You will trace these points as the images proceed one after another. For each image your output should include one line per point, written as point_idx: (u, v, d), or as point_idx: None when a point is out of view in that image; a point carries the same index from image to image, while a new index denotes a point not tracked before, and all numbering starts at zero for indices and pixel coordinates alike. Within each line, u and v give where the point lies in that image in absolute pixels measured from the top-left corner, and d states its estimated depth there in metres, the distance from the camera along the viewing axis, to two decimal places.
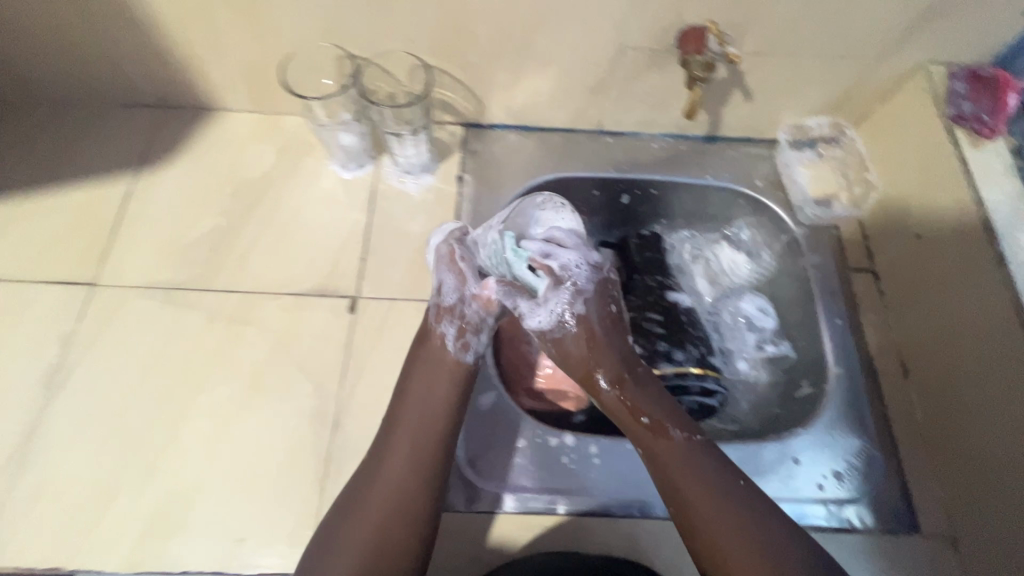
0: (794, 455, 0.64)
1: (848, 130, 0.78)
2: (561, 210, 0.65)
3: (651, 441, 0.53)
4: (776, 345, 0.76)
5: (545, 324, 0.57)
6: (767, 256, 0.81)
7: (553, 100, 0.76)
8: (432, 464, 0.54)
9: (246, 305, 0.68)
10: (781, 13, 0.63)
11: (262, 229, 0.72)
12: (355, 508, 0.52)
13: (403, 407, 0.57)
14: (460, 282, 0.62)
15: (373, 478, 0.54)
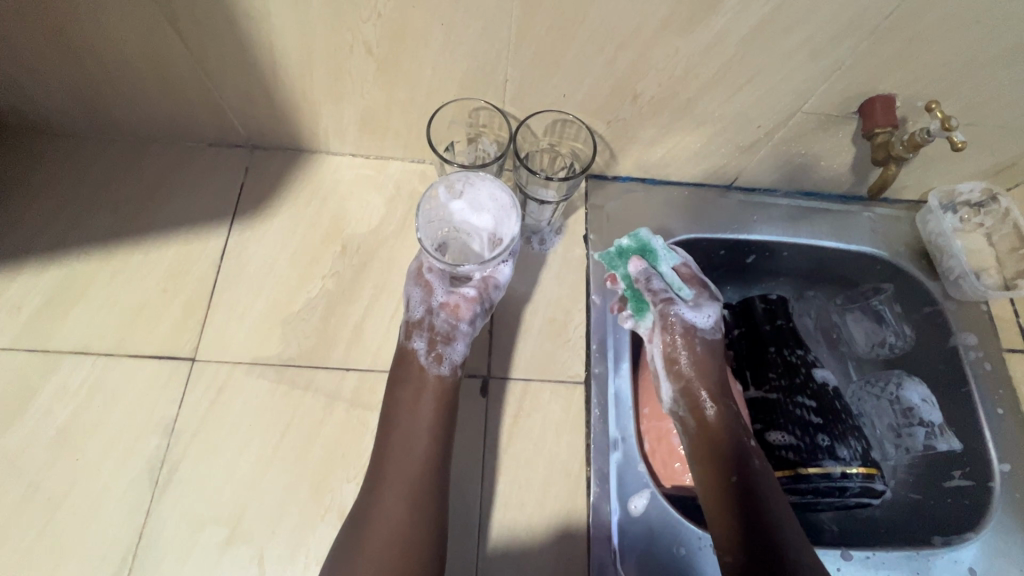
0: (967, 564, 0.59)
1: (1001, 196, 0.72)
2: (471, 177, 0.54)
3: (741, 461, 0.54)
4: (947, 441, 0.67)
5: (699, 322, 0.62)
6: (907, 328, 0.75)
7: (695, 157, 0.69)
8: (423, 489, 0.51)
9: (368, 384, 0.60)
10: (981, 87, 0.57)
11: (377, 294, 0.65)
12: (353, 548, 0.48)
13: (390, 433, 0.54)
14: (427, 290, 0.59)
15: (370, 514, 0.50)
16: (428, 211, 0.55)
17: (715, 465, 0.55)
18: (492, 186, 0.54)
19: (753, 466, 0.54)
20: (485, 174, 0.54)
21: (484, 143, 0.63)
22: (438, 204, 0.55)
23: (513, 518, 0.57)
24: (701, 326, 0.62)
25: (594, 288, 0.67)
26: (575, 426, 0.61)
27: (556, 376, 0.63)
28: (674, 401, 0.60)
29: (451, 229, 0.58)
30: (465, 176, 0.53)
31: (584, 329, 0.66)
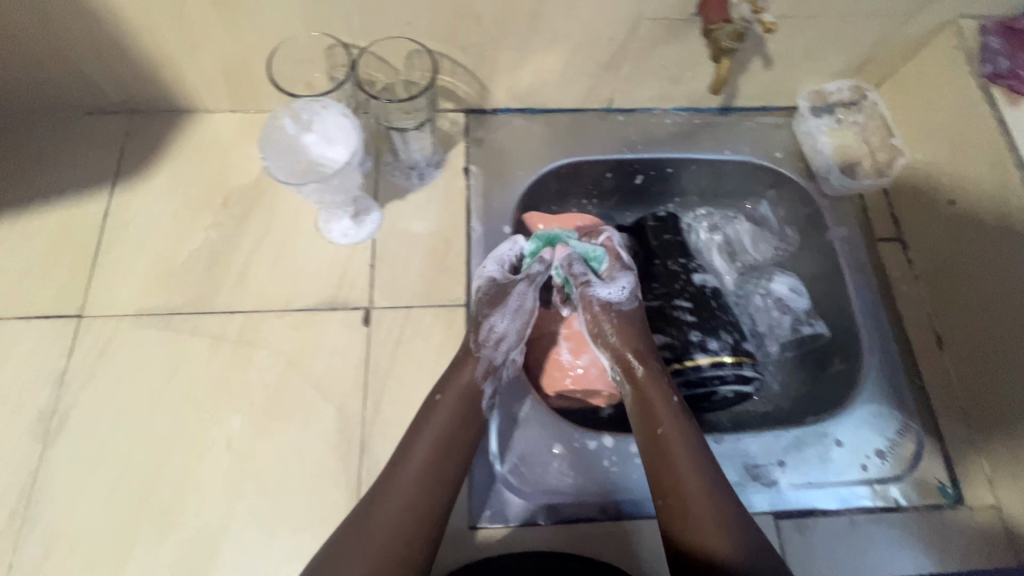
0: (834, 437, 0.63)
1: (870, 93, 0.74)
2: (312, 103, 0.56)
3: (668, 419, 0.56)
4: (811, 325, 0.72)
5: (613, 296, 0.64)
6: (790, 232, 0.79)
7: (562, 80, 0.71)
8: (428, 507, 0.51)
9: (253, 324, 0.63)
10: None
11: (259, 240, 0.67)
12: (342, 554, 0.48)
13: (413, 450, 0.54)
14: (514, 318, 0.62)
15: (367, 521, 0.50)
16: (279, 142, 0.57)
17: (649, 420, 0.57)
18: (334, 110, 0.56)
19: (682, 422, 0.56)
20: (326, 99, 0.56)
21: (333, 81, 0.63)
22: (288, 135, 0.57)
23: (394, 433, 0.59)
24: (619, 299, 0.64)
25: (473, 216, 0.70)
26: (455, 346, 0.64)
27: (438, 301, 0.66)
28: (611, 368, 0.63)
29: (304, 160, 0.57)
30: (304, 100, 0.56)
31: (464, 257, 0.68)
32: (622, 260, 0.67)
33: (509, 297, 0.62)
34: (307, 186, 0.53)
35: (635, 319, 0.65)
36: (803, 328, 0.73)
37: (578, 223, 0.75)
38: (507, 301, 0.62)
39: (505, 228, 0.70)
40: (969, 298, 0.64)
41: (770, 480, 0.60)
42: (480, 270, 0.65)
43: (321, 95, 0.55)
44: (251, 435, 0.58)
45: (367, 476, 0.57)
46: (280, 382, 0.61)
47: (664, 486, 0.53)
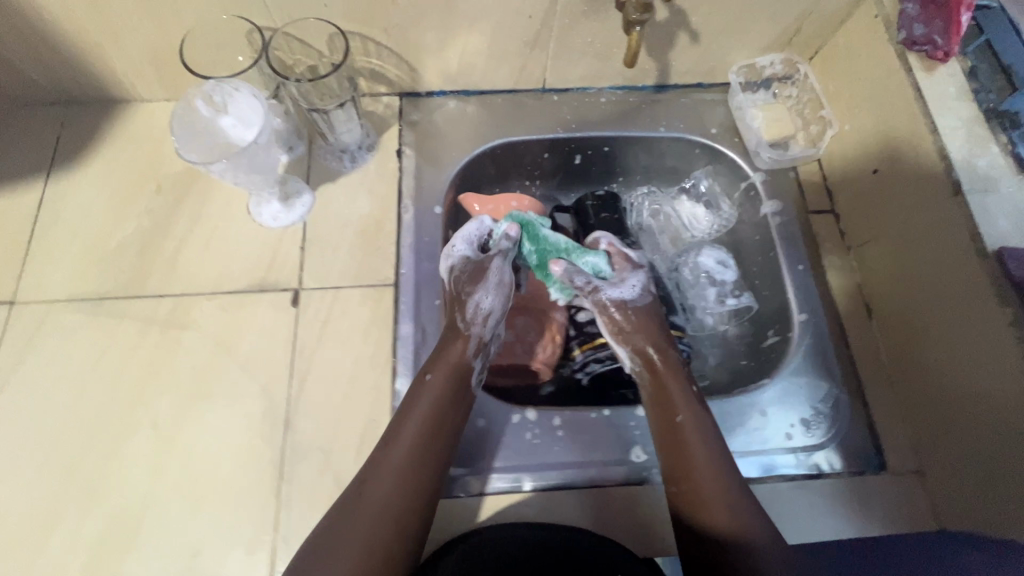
0: (759, 407, 0.63)
1: (802, 66, 0.74)
2: (219, 90, 0.56)
3: (687, 409, 0.57)
4: (737, 298, 0.73)
5: (627, 295, 0.65)
6: (723, 206, 0.79)
7: (490, 61, 0.71)
8: (418, 489, 0.51)
9: (182, 307, 0.64)
10: None
11: (191, 226, 0.68)
12: (331, 536, 0.47)
13: (399, 434, 0.54)
14: (496, 293, 0.63)
15: (357, 504, 0.49)
16: (188, 131, 0.57)
17: (665, 410, 0.57)
18: (242, 94, 0.56)
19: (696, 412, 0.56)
20: (233, 84, 0.56)
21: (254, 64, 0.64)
22: (199, 123, 0.57)
23: (318, 410, 0.60)
24: (634, 297, 0.65)
25: (406, 197, 0.71)
26: (383, 325, 0.64)
27: (367, 281, 0.66)
28: (629, 361, 0.64)
29: (215, 146, 0.57)
30: (211, 87, 0.56)
31: (394, 237, 0.69)
32: (630, 260, 0.68)
33: (488, 273, 0.63)
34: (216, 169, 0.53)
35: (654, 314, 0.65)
36: (729, 300, 0.73)
37: (512, 204, 0.76)
38: (486, 278, 0.63)
39: (436, 209, 0.70)
40: (892, 262, 0.64)
41: None
42: (450, 250, 0.65)
43: (228, 75, 0.55)
44: (177, 414, 0.59)
45: (290, 452, 0.58)
46: (208, 363, 0.61)
47: (681, 474, 0.54)
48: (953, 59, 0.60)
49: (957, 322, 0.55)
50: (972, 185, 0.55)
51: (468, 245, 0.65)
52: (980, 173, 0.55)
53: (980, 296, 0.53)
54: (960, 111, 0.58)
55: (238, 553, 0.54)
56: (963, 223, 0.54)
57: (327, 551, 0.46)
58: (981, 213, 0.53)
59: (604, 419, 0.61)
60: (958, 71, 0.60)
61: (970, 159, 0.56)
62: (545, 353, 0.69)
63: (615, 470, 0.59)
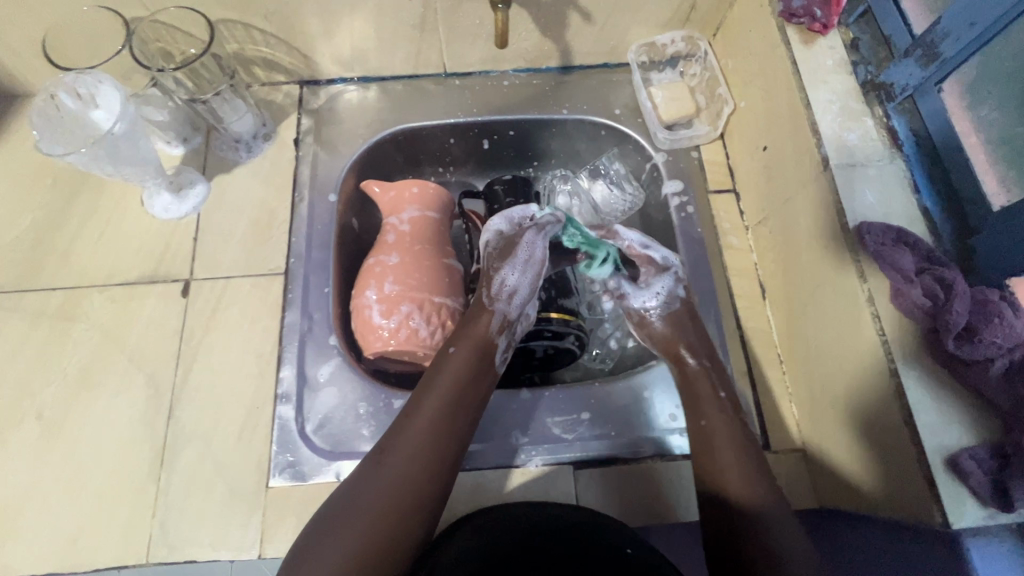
0: (644, 389, 0.63)
1: (703, 44, 0.74)
2: (81, 78, 0.56)
3: (714, 413, 0.56)
4: None
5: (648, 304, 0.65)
6: (630, 185, 0.76)
7: (383, 45, 0.71)
8: (435, 459, 0.52)
9: (72, 300, 0.64)
10: None
11: (85, 219, 0.68)
12: (345, 505, 0.50)
13: (417, 411, 0.55)
14: (524, 271, 0.64)
15: (377, 470, 0.51)
16: (57, 123, 0.57)
17: (696, 409, 0.57)
18: (104, 83, 0.56)
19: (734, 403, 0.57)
20: (94, 73, 0.56)
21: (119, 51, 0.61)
22: (66, 114, 0.57)
23: (202, 400, 0.61)
24: (656, 306, 0.64)
25: (301, 186, 0.71)
26: (271, 313, 0.65)
27: (257, 270, 0.67)
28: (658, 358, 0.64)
29: (79, 136, 0.57)
30: (72, 75, 0.55)
31: (287, 226, 0.69)
32: (656, 263, 0.65)
33: (517, 249, 0.64)
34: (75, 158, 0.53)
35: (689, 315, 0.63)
36: None
37: (413, 189, 0.72)
38: (515, 256, 0.64)
39: (331, 197, 0.70)
40: (780, 244, 0.62)
41: (573, 431, 0.61)
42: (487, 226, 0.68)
43: (86, 66, 0.55)
44: (63, 406, 0.60)
45: (172, 440, 0.59)
46: (95, 355, 0.62)
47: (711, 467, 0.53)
48: (832, 32, 0.59)
49: (827, 301, 0.55)
50: (840, 160, 0.54)
51: (505, 221, 0.67)
52: (851, 146, 0.54)
53: (844, 275, 0.52)
54: (836, 83, 0.57)
55: (115, 539, 0.55)
56: (831, 198, 0.53)
57: (341, 517, 0.49)
58: (846, 188, 0.53)
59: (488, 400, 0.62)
60: (838, 43, 0.59)
61: (842, 133, 0.55)
62: (435, 339, 0.65)
63: (495, 453, 0.60)
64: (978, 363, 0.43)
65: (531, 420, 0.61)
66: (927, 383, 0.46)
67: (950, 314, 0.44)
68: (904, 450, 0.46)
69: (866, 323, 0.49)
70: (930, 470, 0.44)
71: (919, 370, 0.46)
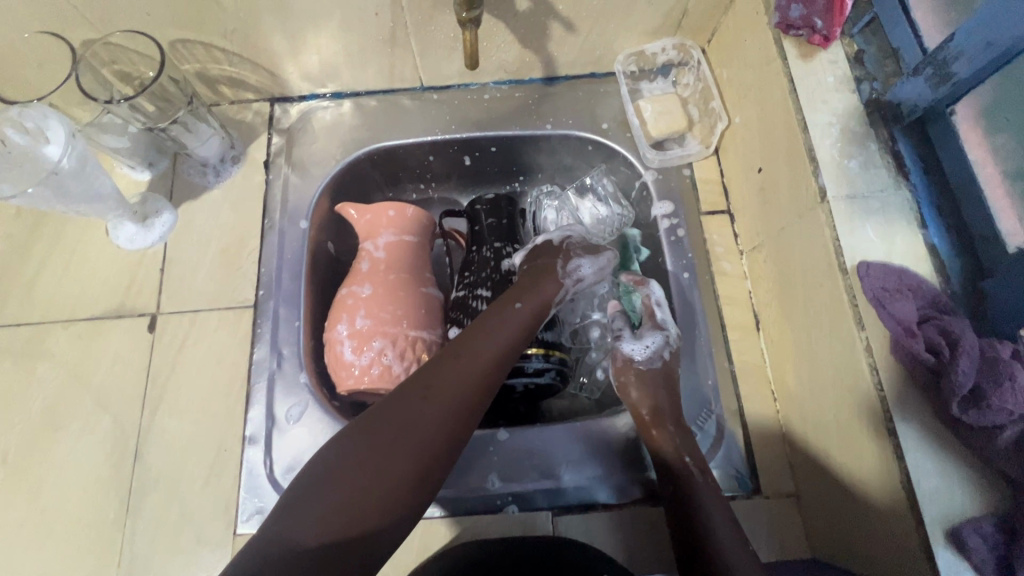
0: (629, 430, 0.59)
1: (697, 52, 0.69)
2: (29, 109, 0.53)
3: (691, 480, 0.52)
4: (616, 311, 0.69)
5: (637, 354, 0.61)
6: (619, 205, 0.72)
7: (353, 61, 0.67)
8: (480, 407, 0.50)
9: (37, 337, 0.62)
10: None
11: (49, 249, 0.66)
12: (384, 427, 0.46)
13: (471, 344, 0.52)
14: (598, 273, 0.65)
15: (429, 392, 0.48)
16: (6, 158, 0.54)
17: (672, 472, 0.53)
18: (51, 115, 0.53)
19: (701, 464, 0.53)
20: (40, 105, 0.53)
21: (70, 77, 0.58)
22: (15, 148, 0.54)
23: (168, 441, 0.59)
24: (640, 359, 0.60)
25: (271, 212, 0.68)
26: (240, 348, 0.62)
27: (225, 303, 0.64)
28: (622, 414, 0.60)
29: (26, 170, 0.53)
30: (19, 107, 0.53)
31: (257, 254, 0.66)
32: (655, 318, 0.62)
33: (604, 252, 0.65)
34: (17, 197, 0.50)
35: (671, 378, 0.59)
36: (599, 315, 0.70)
37: (389, 213, 0.69)
38: (600, 255, 0.65)
39: (302, 223, 0.67)
40: (776, 275, 0.58)
41: (551, 475, 0.57)
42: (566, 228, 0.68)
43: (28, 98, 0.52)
44: (28, 448, 0.58)
45: (138, 484, 0.57)
46: (60, 394, 0.60)
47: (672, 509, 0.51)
48: (834, 45, 0.54)
49: (823, 344, 0.50)
50: (839, 191, 0.49)
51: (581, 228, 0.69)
52: (850, 175, 0.50)
53: (841, 320, 0.47)
54: (836, 103, 0.52)
55: None
56: (828, 233, 0.49)
57: (375, 437, 0.45)
58: (845, 225, 0.48)
59: None
60: (840, 58, 0.54)
61: (842, 160, 0.50)
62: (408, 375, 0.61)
63: (470, 498, 0.57)
64: (984, 429, 0.39)
65: (509, 464, 0.58)
66: (926, 446, 0.42)
67: (956, 375, 0.40)
68: (901, 518, 0.42)
69: (863, 375, 0.45)
70: (928, 544, 0.40)
71: (918, 431, 0.42)
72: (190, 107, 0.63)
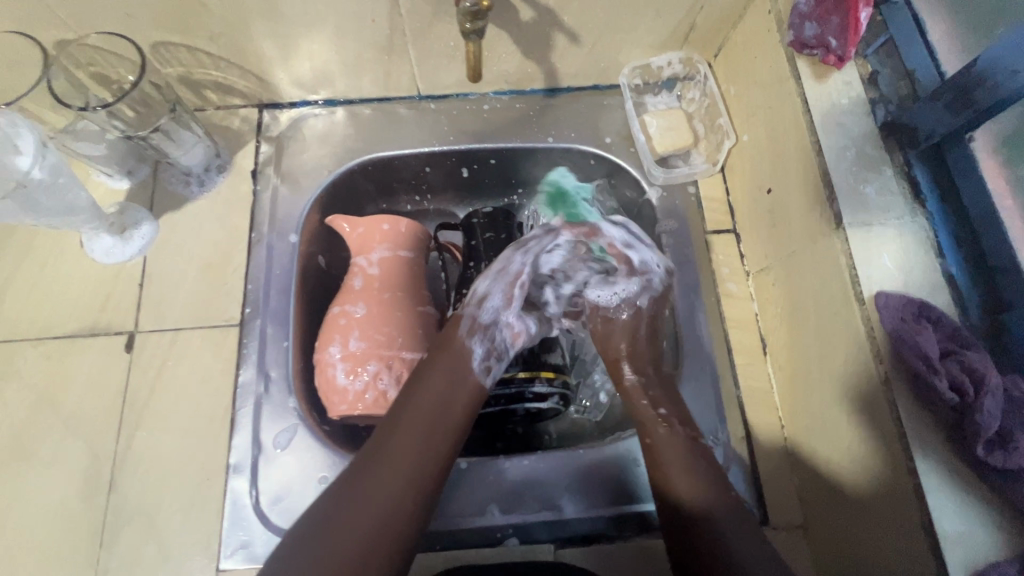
0: (634, 458, 0.57)
1: (703, 67, 0.67)
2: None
3: (659, 432, 0.52)
4: None
5: (603, 300, 0.62)
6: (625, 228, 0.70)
7: (347, 67, 0.63)
8: (420, 489, 0.47)
9: (4, 356, 0.58)
10: None
11: (18, 262, 0.61)
12: (319, 527, 0.43)
13: (401, 420, 0.50)
14: (499, 281, 0.59)
15: (360, 483, 0.45)
16: None
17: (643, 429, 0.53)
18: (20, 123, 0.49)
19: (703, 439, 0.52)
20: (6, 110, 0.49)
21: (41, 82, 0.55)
22: None
23: (146, 468, 0.55)
24: (606, 304, 0.62)
25: (259, 224, 0.64)
26: (225, 370, 0.59)
27: (210, 322, 0.60)
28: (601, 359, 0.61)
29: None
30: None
31: (244, 270, 0.63)
32: (635, 266, 0.60)
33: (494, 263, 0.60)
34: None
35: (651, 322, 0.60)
36: None
37: (384, 227, 0.66)
38: (494, 267, 0.60)
39: (291, 237, 0.64)
40: (785, 299, 0.56)
41: (552, 505, 0.55)
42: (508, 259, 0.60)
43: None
44: None
45: (113, 516, 0.53)
46: (27, 419, 0.56)
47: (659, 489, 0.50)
48: (849, 65, 0.52)
49: (834, 375, 0.49)
50: (855, 217, 0.48)
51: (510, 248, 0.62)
52: (865, 202, 0.48)
53: (856, 351, 0.46)
54: (851, 126, 0.51)
55: None
56: (843, 260, 0.47)
57: (312, 546, 0.42)
58: (861, 252, 0.47)
59: (460, 467, 0.56)
60: (855, 79, 0.52)
61: (857, 186, 0.49)
62: None
63: (470, 529, 0.55)
64: (1010, 472, 0.39)
65: (511, 494, 0.55)
66: (951, 487, 0.40)
67: (980, 416, 0.39)
68: (920, 558, 0.41)
69: (881, 411, 0.43)
70: None
71: (941, 471, 0.40)
72: (173, 114, 0.59)
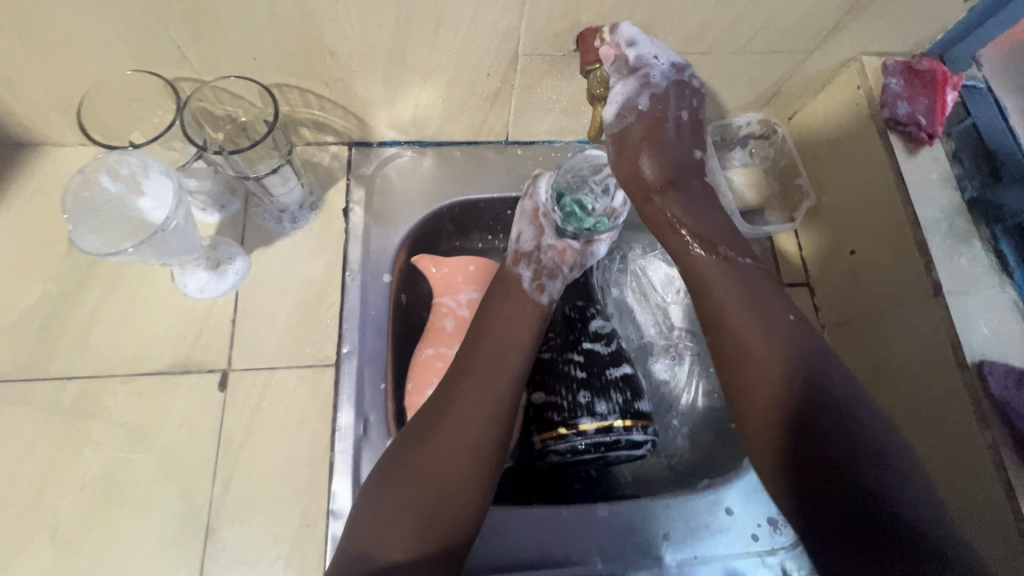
0: (726, 505, 0.59)
1: (778, 127, 0.68)
2: (144, 160, 0.51)
3: (715, 272, 0.51)
4: (680, 369, 0.73)
5: (555, 245, 0.62)
6: (683, 284, 0.75)
7: (447, 113, 0.65)
8: (500, 403, 0.52)
9: (93, 392, 0.57)
10: (687, 22, 0.52)
11: (105, 295, 0.60)
12: (415, 441, 0.50)
13: (482, 345, 0.55)
14: (522, 219, 0.63)
15: (449, 400, 0.51)
16: (118, 210, 0.53)
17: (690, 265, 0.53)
18: (157, 169, 0.51)
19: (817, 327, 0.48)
20: (145, 153, 0.51)
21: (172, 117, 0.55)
22: (120, 199, 0.52)
23: (245, 513, 0.54)
24: (541, 257, 0.61)
25: (352, 264, 0.64)
26: (321, 412, 0.58)
27: (304, 362, 0.60)
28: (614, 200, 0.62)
29: (139, 226, 0.52)
30: (136, 160, 0.51)
31: (337, 309, 0.63)
32: (543, 209, 0.62)
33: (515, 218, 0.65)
34: (116, 259, 0.46)
35: (654, 118, 0.54)
36: (677, 371, 0.73)
37: (469, 269, 0.67)
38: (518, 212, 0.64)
39: (385, 277, 0.64)
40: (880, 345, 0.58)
41: (653, 553, 0.57)
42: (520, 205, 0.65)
43: (127, 145, 0.49)
44: (82, 521, 0.53)
45: (212, 562, 0.52)
46: (117, 460, 0.55)
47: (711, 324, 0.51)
48: (936, 142, 0.57)
49: (932, 427, 0.53)
50: (953, 287, 0.51)
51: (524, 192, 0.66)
52: (961, 273, 0.52)
53: (955, 396, 0.50)
54: (942, 200, 0.55)
55: None
56: (944, 326, 0.51)
57: (411, 457, 0.48)
58: (963, 321, 0.50)
59: (563, 514, 0.57)
60: (941, 155, 0.57)
61: (953, 257, 0.53)
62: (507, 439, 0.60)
63: None
64: None
65: (613, 542, 0.56)
66: None
67: None
68: None
69: (985, 467, 0.48)
70: None
71: None
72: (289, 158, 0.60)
